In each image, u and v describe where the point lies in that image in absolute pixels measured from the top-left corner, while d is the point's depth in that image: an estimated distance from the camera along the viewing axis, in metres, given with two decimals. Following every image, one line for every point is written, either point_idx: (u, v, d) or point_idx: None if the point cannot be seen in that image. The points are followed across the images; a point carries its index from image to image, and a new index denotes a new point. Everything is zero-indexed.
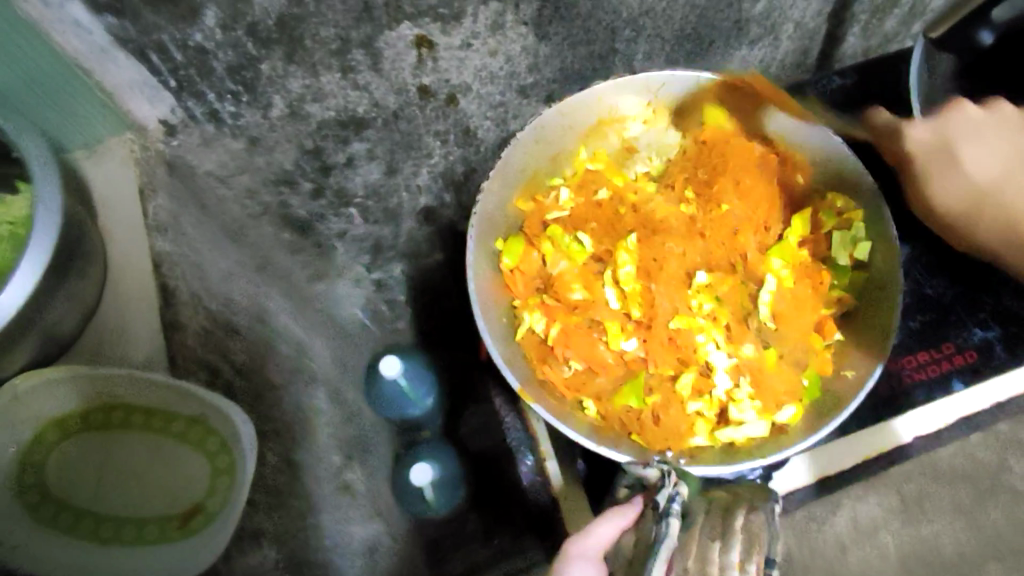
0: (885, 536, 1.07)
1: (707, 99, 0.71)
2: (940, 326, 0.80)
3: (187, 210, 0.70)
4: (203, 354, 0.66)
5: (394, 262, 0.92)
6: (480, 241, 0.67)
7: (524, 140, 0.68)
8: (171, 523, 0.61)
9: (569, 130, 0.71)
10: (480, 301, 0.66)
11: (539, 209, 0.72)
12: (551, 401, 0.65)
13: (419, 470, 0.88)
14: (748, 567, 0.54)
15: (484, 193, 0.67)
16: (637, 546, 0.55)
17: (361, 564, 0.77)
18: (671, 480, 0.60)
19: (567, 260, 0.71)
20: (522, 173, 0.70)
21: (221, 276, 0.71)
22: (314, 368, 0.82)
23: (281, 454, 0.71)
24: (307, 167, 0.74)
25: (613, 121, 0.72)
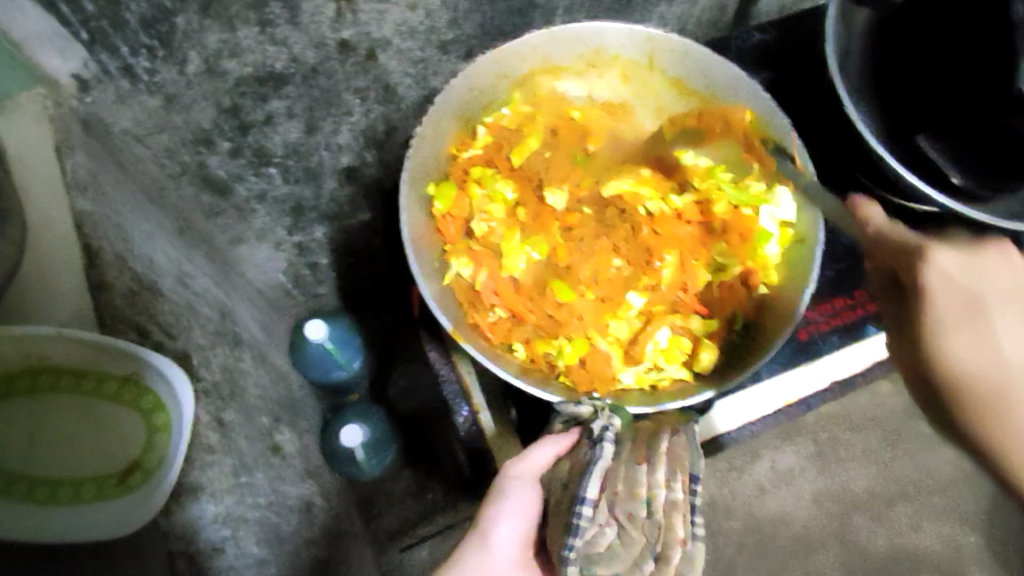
0: (802, 482, 1.21)
1: (639, 51, 0.74)
2: (852, 275, 0.81)
3: (105, 167, 0.69)
4: (131, 316, 0.66)
5: (315, 224, 0.92)
6: (413, 186, 0.67)
7: (459, 85, 0.68)
8: (109, 481, 0.61)
9: (501, 79, 0.73)
10: (415, 247, 0.66)
11: (475, 155, 0.74)
12: (479, 343, 0.66)
13: (348, 434, 0.90)
14: (674, 485, 0.56)
15: (417, 137, 0.66)
16: (573, 468, 0.59)
17: (295, 518, 0.78)
18: (603, 416, 0.61)
19: (492, 202, 0.74)
20: (456, 118, 0.71)
21: (143, 237, 0.71)
22: (241, 330, 0.82)
23: (214, 413, 0.70)
24: (225, 126, 0.73)
25: (544, 71, 0.75)
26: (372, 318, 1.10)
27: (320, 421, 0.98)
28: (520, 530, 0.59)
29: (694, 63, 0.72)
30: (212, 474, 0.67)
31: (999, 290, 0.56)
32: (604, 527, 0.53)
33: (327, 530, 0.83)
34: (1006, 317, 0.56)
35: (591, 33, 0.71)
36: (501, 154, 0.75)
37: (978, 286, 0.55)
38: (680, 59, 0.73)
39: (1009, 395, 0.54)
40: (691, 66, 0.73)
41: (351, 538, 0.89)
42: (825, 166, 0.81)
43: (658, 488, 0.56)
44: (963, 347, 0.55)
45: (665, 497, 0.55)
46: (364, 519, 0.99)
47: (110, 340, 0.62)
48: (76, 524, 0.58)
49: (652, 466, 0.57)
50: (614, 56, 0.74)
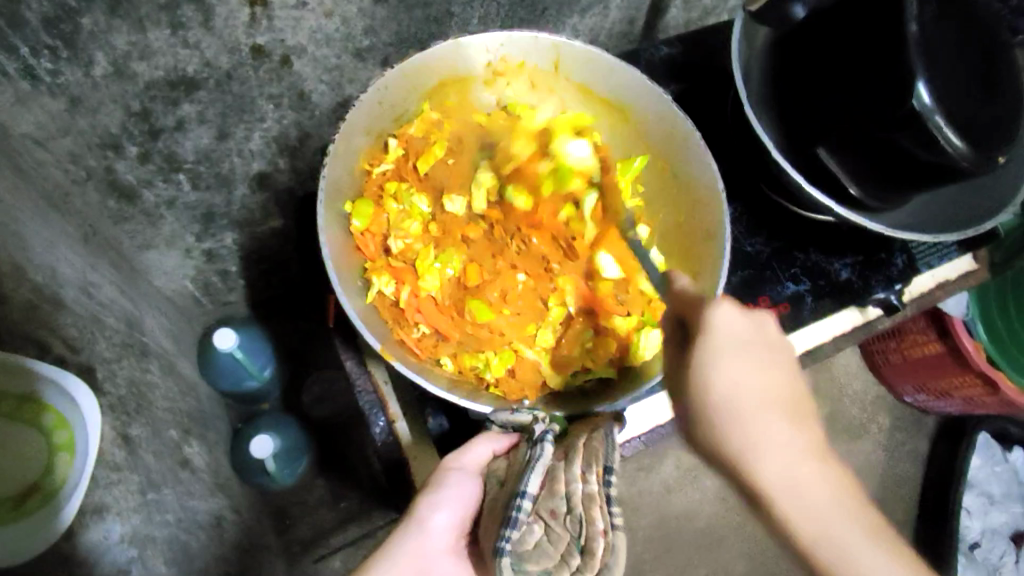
0: (706, 480, 1.28)
1: (545, 57, 0.76)
2: (758, 281, 0.84)
3: (5, 175, 0.64)
4: (29, 329, 0.62)
5: (227, 230, 0.90)
6: (331, 204, 0.68)
7: (370, 98, 0.70)
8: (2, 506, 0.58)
9: (410, 91, 0.74)
10: (337, 266, 0.67)
11: (388, 174, 0.76)
12: (408, 359, 0.68)
13: (258, 442, 0.88)
14: (590, 477, 0.55)
15: (331, 155, 0.67)
16: (509, 468, 0.60)
17: (205, 535, 0.76)
18: (543, 422, 0.62)
19: (410, 217, 0.76)
20: (367, 134, 0.72)
21: (45, 246, 0.68)
22: (147, 340, 0.80)
23: (118, 427, 0.68)
24: (134, 130, 0.71)
25: (453, 81, 0.77)
26: (282, 326, 1.08)
27: (229, 432, 0.95)
28: (455, 517, 0.62)
29: (600, 68, 0.75)
30: (115, 493, 0.64)
31: (782, 420, 0.50)
32: (532, 524, 0.55)
33: (238, 545, 0.81)
34: (751, 365, 0.50)
35: (497, 42, 0.74)
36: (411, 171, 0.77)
37: (747, 334, 0.51)
38: (585, 65, 0.76)
39: (742, 451, 0.49)
40: (593, 74, 0.77)
41: (264, 552, 0.88)
42: (729, 175, 0.86)
43: (575, 482, 0.55)
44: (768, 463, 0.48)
45: (582, 491, 0.54)
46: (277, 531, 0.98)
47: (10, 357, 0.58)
48: None
49: (568, 462, 0.57)
50: (521, 63, 0.77)
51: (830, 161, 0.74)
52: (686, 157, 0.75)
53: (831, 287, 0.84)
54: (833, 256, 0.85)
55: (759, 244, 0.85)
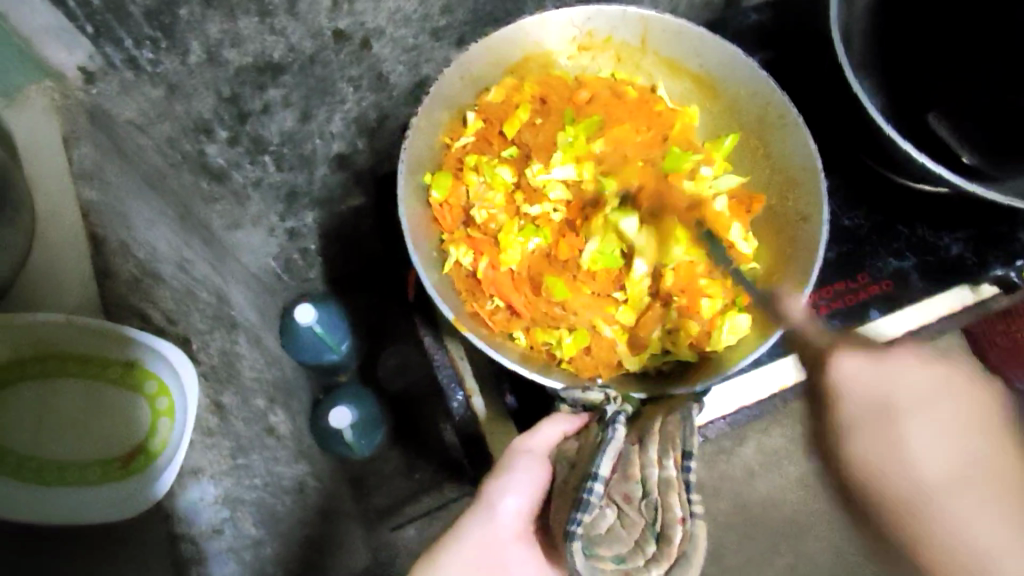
0: (789, 466, 1.23)
1: (634, 31, 0.75)
2: (857, 257, 0.79)
3: (111, 159, 0.69)
4: (134, 302, 0.67)
5: (308, 210, 0.94)
6: (410, 177, 0.70)
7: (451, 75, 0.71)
8: (114, 464, 0.62)
9: (493, 66, 0.75)
10: (414, 237, 0.69)
11: (471, 146, 0.76)
12: (481, 332, 0.69)
13: (337, 415, 0.93)
14: (666, 462, 0.54)
15: (413, 129, 0.69)
16: (580, 449, 0.60)
17: (290, 499, 0.80)
18: (615, 402, 0.62)
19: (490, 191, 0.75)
20: (448, 109, 0.74)
21: (146, 224, 0.72)
22: (236, 314, 0.84)
23: (213, 396, 0.72)
24: (224, 115, 0.75)
25: (537, 57, 0.76)
26: (360, 301, 1.11)
27: (310, 402, 0.99)
28: (525, 503, 0.62)
29: (688, 43, 0.74)
30: (211, 457, 0.68)
31: (982, 448, 0.51)
32: (604, 508, 0.54)
33: (320, 510, 0.85)
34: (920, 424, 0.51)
35: (583, 17, 0.73)
36: (493, 143, 0.77)
37: (894, 389, 0.52)
38: (673, 41, 0.75)
39: (894, 455, 0.51)
40: (684, 48, 0.75)
41: (344, 518, 0.92)
42: (825, 149, 0.82)
43: (650, 466, 0.55)
44: (927, 468, 0.50)
45: (656, 476, 0.53)
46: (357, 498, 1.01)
47: (107, 324, 0.63)
48: (80, 506, 0.60)
49: (643, 445, 0.57)
50: (607, 38, 0.76)
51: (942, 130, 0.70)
52: (782, 136, 0.72)
53: (941, 264, 0.79)
54: (942, 231, 0.79)
55: (859, 218, 0.80)
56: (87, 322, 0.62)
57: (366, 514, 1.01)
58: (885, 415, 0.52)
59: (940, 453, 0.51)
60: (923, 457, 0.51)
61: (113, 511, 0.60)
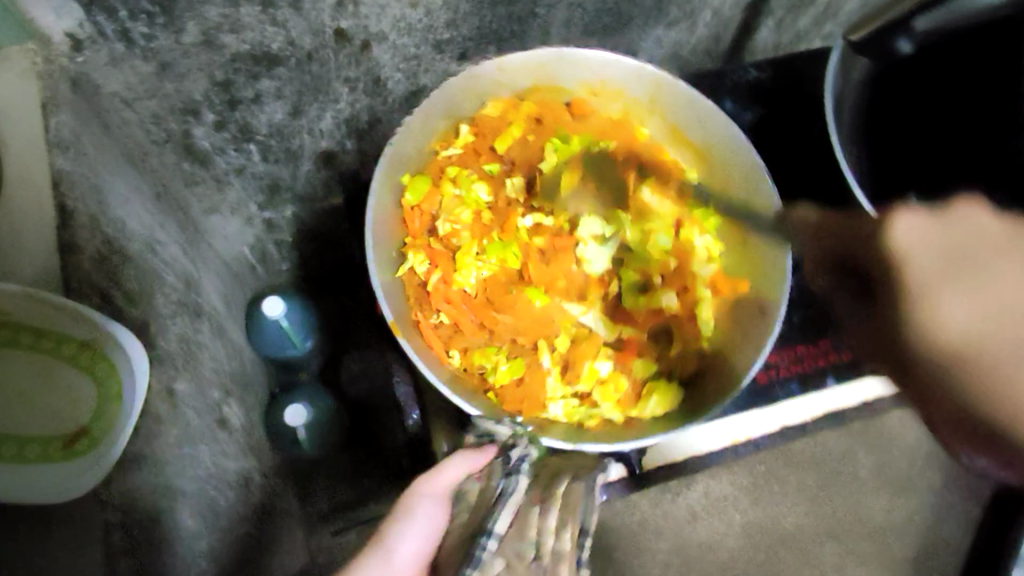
0: (734, 513, 1.24)
1: (643, 88, 0.75)
2: (821, 322, 0.81)
3: (90, 129, 0.67)
4: (97, 279, 0.65)
5: (288, 204, 0.93)
6: (388, 172, 0.69)
7: (456, 83, 0.71)
8: (53, 444, 0.61)
9: (500, 88, 0.75)
10: (377, 229, 0.68)
11: (457, 158, 0.75)
12: (418, 341, 0.68)
13: (290, 412, 0.91)
14: (562, 535, 0.59)
15: (404, 127, 0.68)
16: (481, 498, 0.61)
17: (232, 495, 0.78)
18: (520, 443, 0.63)
19: (462, 206, 0.75)
20: (447, 117, 0.74)
21: (119, 201, 0.69)
22: (202, 302, 0.82)
23: (166, 383, 0.71)
24: (215, 99, 0.73)
25: (545, 90, 0.77)
26: (331, 304, 1.07)
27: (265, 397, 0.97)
28: (422, 547, 0.62)
29: (695, 111, 0.74)
30: (158, 443, 0.67)
31: (988, 222, 0.54)
32: (495, 557, 0.56)
33: (260, 509, 0.83)
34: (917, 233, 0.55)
35: (598, 63, 0.73)
36: (480, 158, 0.77)
37: (933, 232, 0.54)
38: (681, 106, 0.75)
39: (928, 293, 0.53)
40: (688, 114, 0.75)
41: (283, 518, 0.90)
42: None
43: (547, 535, 0.59)
44: (928, 264, 0.54)
45: (553, 545, 0.59)
46: (300, 500, 0.99)
47: (62, 299, 0.60)
48: (12, 483, 0.57)
49: (543, 510, 0.60)
50: (619, 90, 0.76)
51: None
52: (763, 220, 0.72)
53: None
54: None
55: None
56: (45, 295, 0.59)
57: (306, 516, 0.99)
58: (941, 244, 0.53)
59: (928, 240, 0.55)
60: (953, 300, 0.52)
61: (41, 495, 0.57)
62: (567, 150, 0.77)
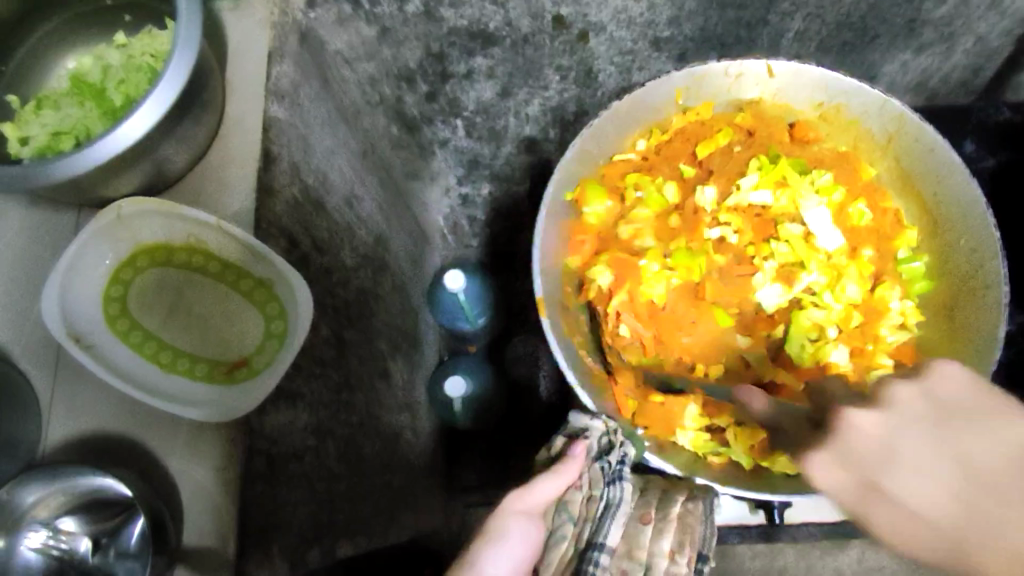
0: None
1: (883, 122, 0.66)
2: None
3: (310, 83, 0.68)
4: (287, 224, 0.65)
5: (485, 180, 0.93)
6: (581, 154, 0.65)
7: (673, 80, 0.66)
8: (218, 368, 0.65)
9: (722, 89, 0.68)
10: (554, 204, 0.65)
11: (648, 154, 0.69)
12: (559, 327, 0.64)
13: (450, 383, 0.88)
14: (680, 558, 0.63)
15: (609, 110, 0.65)
16: (583, 513, 0.62)
17: (381, 445, 0.77)
18: (617, 441, 0.63)
19: (642, 201, 0.67)
20: (657, 108, 0.67)
21: (325, 153, 0.70)
22: (389, 259, 0.83)
23: (336, 328, 0.71)
24: (428, 69, 0.77)
25: (770, 103, 0.69)
26: (507, 284, 0.99)
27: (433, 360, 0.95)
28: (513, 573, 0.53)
29: (936, 162, 0.64)
30: (314, 386, 0.67)
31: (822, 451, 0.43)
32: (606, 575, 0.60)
33: (408, 466, 0.82)
34: (907, 472, 0.37)
35: (840, 86, 0.65)
36: (676, 156, 0.69)
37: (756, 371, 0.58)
38: (923, 155, 0.65)
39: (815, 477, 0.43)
40: (929, 170, 0.65)
41: (425, 491, 0.84)
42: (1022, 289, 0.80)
43: (660, 557, 0.63)
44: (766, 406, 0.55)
45: (666, 567, 0.62)
46: (444, 480, 0.89)
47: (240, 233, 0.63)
48: (177, 395, 0.63)
49: (660, 532, 0.64)
50: (854, 119, 0.67)
51: None
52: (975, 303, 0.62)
53: None
54: None
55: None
56: (231, 228, 0.63)
57: (450, 495, 0.88)
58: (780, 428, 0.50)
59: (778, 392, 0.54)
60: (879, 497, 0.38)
61: (202, 412, 0.61)
62: (774, 172, 0.66)
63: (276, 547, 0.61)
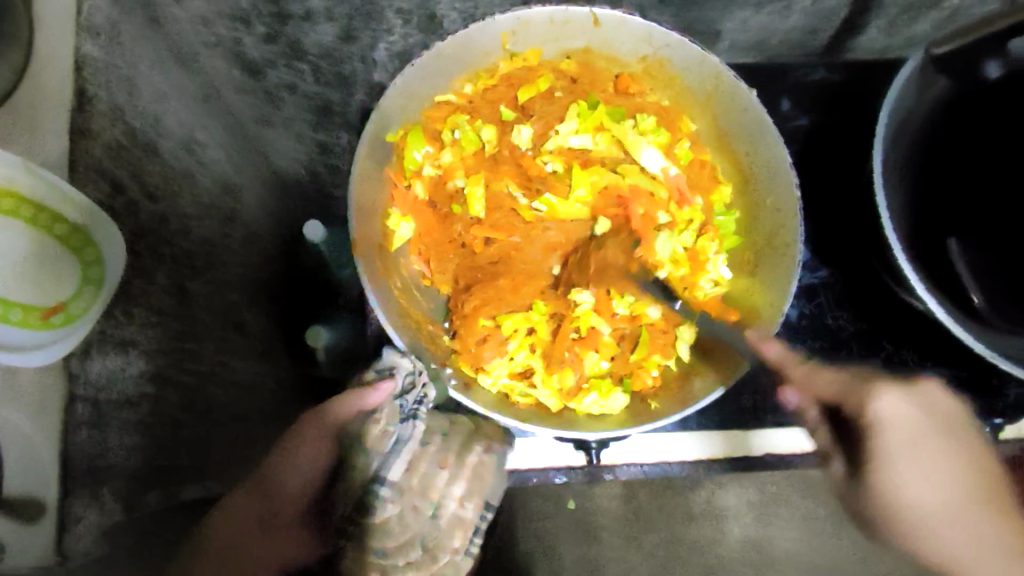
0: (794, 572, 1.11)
1: (702, 78, 0.73)
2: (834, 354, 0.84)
3: (134, 20, 0.67)
4: (109, 166, 0.64)
5: (342, 129, 0.97)
6: (404, 93, 0.71)
7: (497, 24, 0.70)
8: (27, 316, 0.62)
9: (551, 38, 0.74)
10: (374, 142, 0.69)
11: (474, 96, 0.77)
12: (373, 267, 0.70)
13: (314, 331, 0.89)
14: (467, 504, 0.71)
15: (434, 50, 0.69)
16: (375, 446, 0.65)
17: (234, 392, 0.79)
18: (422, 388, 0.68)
19: (466, 144, 0.77)
20: (487, 55, 0.73)
21: (155, 96, 0.69)
22: (239, 209, 0.83)
23: (175, 278, 0.71)
24: (262, 9, 0.77)
25: (597, 53, 0.75)
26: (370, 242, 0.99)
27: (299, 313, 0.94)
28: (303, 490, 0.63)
29: (750, 121, 0.71)
30: (149, 333, 0.67)
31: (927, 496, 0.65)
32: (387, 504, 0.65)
33: (265, 412, 0.84)
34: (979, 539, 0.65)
35: (661, 40, 0.71)
36: (502, 100, 0.78)
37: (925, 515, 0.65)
38: (735, 113, 0.73)
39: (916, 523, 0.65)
40: (743, 128, 0.73)
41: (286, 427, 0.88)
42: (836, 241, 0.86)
43: (449, 501, 0.69)
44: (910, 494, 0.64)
45: (454, 510, 0.69)
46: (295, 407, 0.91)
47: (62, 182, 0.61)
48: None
49: (453, 477, 0.70)
50: (676, 74, 0.74)
51: (959, 257, 0.73)
52: (778, 259, 0.70)
53: None
54: (926, 361, 0.84)
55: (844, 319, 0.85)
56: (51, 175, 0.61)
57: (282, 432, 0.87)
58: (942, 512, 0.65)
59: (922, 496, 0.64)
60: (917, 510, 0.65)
61: (12, 359, 0.59)
62: (589, 120, 0.77)
63: (108, 489, 0.61)
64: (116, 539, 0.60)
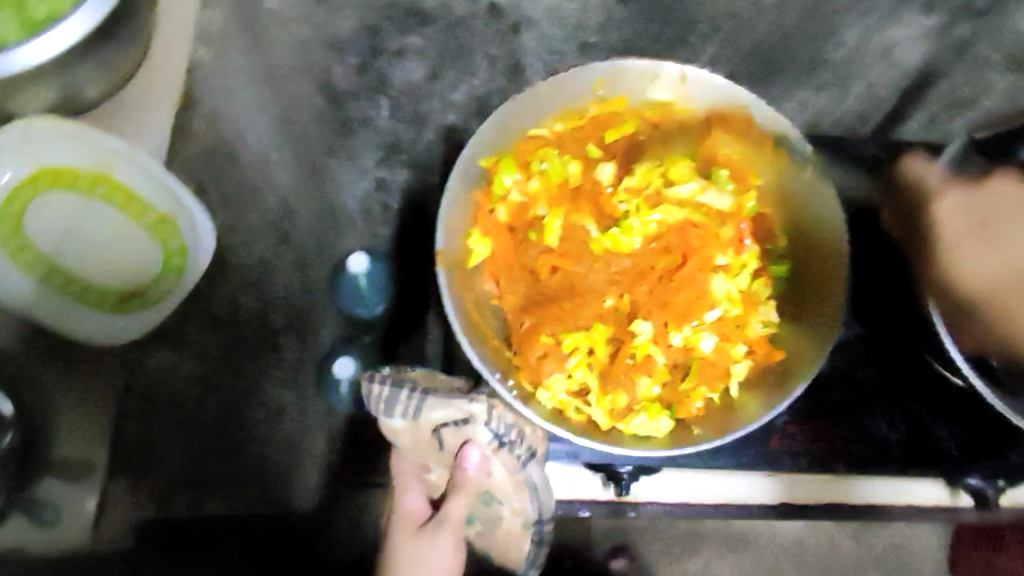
0: None
1: (789, 154, 0.64)
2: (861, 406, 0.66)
3: (240, 35, 0.74)
4: None
5: (399, 166, 0.86)
6: (500, 120, 0.64)
7: (593, 69, 0.64)
8: (108, 298, 0.71)
9: (642, 86, 0.66)
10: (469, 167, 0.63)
11: (562, 136, 0.67)
12: (456, 284, 0.62)
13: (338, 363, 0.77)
14: None
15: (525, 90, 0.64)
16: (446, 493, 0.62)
17: (265, 422, 0.80)
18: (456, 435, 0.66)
19: (545, 176, 0.65)
20: (572, 99, 0.66)
21: (246, 109, 0.74)
22: (294, 235, 0.82)
23: None
24: (359, 42, 0.85)
25: (681, 105, 0.66)
26: None
27: None
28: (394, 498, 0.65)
29: (825, 208, 0.62)
30: None
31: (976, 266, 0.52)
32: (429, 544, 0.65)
33: (279, 446, 0.81)
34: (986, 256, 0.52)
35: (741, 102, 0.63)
36: (586, 138, 0.67)
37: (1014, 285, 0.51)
38: (808, 186, 0.64)
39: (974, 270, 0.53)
40: (812, 204, 0.64)
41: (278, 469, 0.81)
42: None
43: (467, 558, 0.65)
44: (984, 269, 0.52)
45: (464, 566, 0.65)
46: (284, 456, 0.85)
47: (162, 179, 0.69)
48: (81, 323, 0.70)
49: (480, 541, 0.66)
50: (757, 130, 0.65)
51: None
52: (843, 313, 0.61)
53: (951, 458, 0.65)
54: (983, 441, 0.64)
55: None
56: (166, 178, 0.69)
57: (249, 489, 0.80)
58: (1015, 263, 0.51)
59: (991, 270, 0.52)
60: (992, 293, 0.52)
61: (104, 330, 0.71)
62: (676, 160, 0.65)
63: (144, 489, 0.75)
64: (138, 537, 0.73)
